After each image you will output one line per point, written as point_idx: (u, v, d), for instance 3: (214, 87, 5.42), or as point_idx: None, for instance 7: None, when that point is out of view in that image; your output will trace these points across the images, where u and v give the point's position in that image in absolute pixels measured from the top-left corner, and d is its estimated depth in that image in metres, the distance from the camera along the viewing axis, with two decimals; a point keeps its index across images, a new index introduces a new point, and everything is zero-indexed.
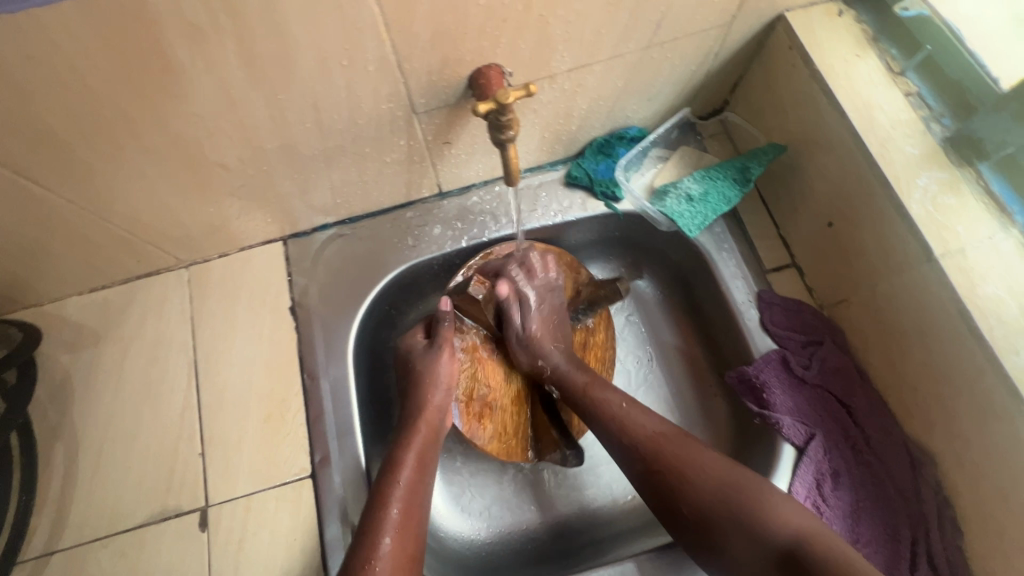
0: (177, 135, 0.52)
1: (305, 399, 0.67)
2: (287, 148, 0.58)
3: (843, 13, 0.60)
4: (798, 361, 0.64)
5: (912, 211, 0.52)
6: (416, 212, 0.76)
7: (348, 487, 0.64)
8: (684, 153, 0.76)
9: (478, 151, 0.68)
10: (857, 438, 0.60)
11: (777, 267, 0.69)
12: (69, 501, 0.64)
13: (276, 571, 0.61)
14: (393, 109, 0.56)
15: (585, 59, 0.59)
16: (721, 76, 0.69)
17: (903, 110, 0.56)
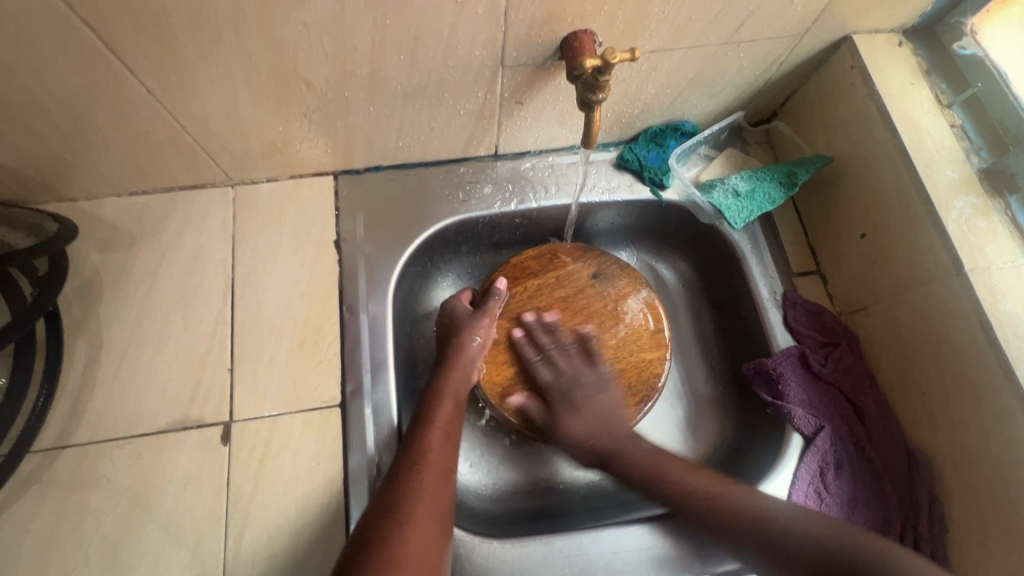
0: (279, 42, 0.52)
1: (342, 331, 0.68)
2: (374, 77, 0.59)
3: (901, 44, 0.66)
4: (815, 358, 0.68)
5: (948, 228, 0.57)
6: (469, 169, 0.77)
7: (376, 420, 0.65)
8: (730, 154, 0.80)
9: (544, 118, 0.71)
10: (861, 434, 0.65)
11: (804, 272, 0.74)
12: (86, 399, 0.63)
13: (295, 491, 0.61)
14: (485, 57, 0.58)
15: (670, 43, 0.62)
16: (779, 85, 0.73)
17: (948, 139, 0.61)
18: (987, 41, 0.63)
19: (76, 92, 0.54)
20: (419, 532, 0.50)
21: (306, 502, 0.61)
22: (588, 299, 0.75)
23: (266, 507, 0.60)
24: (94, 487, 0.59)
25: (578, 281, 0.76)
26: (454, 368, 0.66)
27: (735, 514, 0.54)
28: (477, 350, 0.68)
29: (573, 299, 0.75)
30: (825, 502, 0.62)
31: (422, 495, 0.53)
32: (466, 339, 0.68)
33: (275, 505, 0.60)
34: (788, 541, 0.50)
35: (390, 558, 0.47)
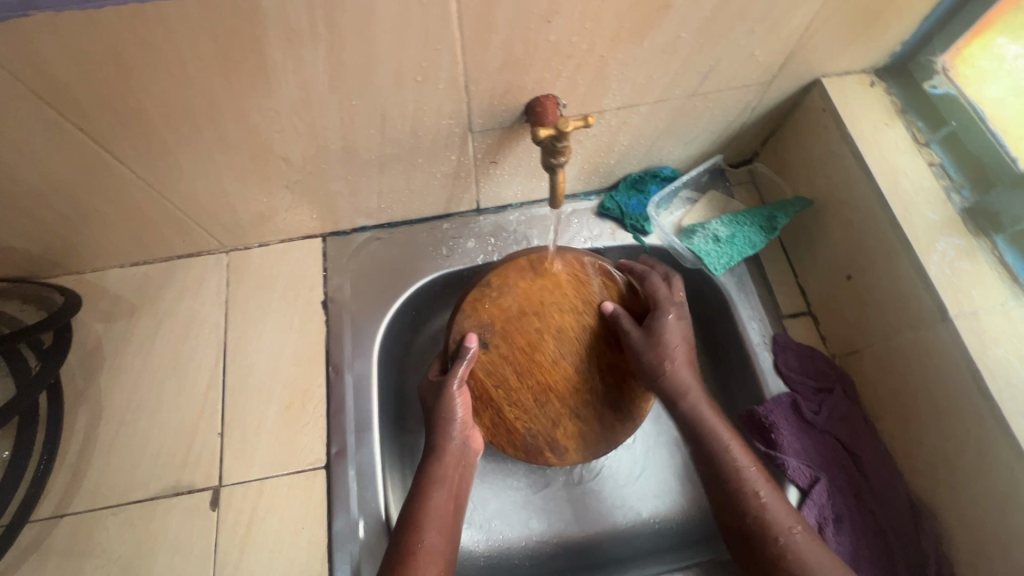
0: (253, 128, 0.55)
1: (328, 391, 0.69)
2: (348, 150, 0.61)
3: (874, 84, 0.65)
4: (808, 405, 0.66)
5: (930, 272, 0.56)
6: (453, 225, 0.79)
7: (360, 481, 0.65)
8: (713, 196, 0.79)
9: (520, 173, 0.72)
10: (861, 486, 0.62)
11: (794, 314, 0.72)
12: (86, 466, 0.65)
13: (281, 556, 0.61)
14: (452, 125, 0.60)
15: (635, 99, 0.63)
16: (756, 128, 0.73)
17: (926, 179, 0.60)
18: (1002, 52, 0.60)
19: (72, 181, 0.58)
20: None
21: (290, 566, 0.61)
22: (520, 321, 0.68)
23: (251, 573, 0.61)
24: (89, 555, 0.61)
25: (501, 325, 0.68)
26: (440, 465, 0.59)
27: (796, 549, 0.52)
28: (460, 449, 0.61)
29: (514, 355, 0.68)
30: None
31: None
32: (445, 442, 0.61)
33: (261, 571, 0.61)
34: None
35: None
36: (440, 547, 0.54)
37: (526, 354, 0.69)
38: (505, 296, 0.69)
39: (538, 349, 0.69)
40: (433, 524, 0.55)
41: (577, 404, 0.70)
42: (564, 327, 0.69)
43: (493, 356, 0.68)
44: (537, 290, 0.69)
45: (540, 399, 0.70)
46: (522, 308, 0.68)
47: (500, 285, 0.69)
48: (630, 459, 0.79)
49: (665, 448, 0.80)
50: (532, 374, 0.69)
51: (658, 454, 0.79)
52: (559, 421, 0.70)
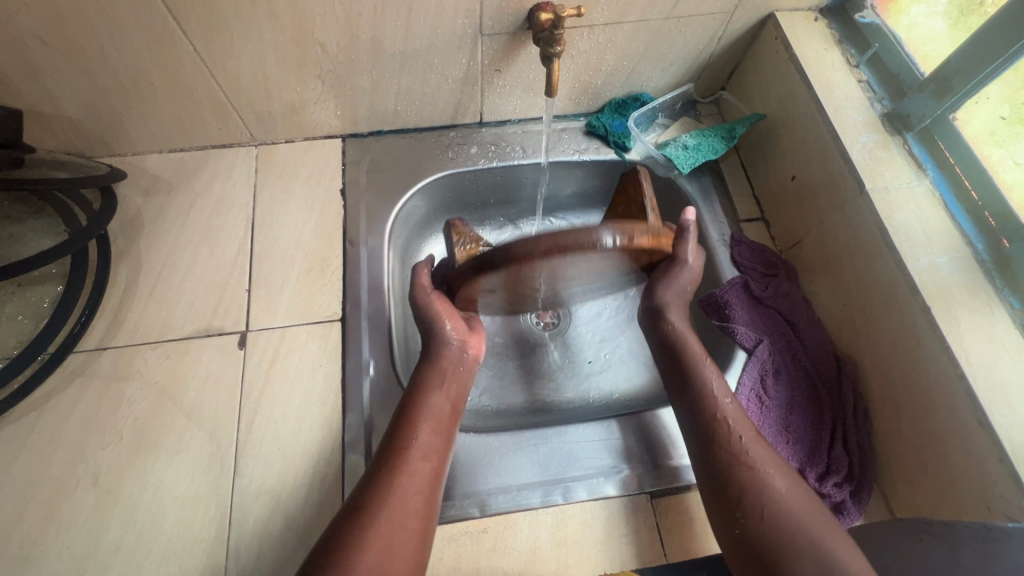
0: (300, 8, 0.66)
1: (345, 260, 0.79)
2: (376, 42, 0.72)
3: (817, 19, 0.79)
4: (757, 285, 0.78)
5: (854, 158, 0.68)
6: (458, 134, 0.90)
7: (372, 330, 0.74)
8: (684, 122, 0.92)
9: (520, 86, 0.84)
10: (797, 347, 0.74)
11: (750, 218, 0.85)
12: (125, 310, 0.74)
13: (300, 387, 0.70)
14: (466, 26, 0.72)
15: (619, 17, 0.75)
16: (722, 60, 0.86)
17: (855, 91, 0.73)
18: (910, 18, 0.73)
19: (137, 49, 0.68)
20: (390, 536, 0.54)
21: (309, 395, 0.70)
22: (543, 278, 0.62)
23: (274, 398, 0.69)
24: (129, 379, 0.70)
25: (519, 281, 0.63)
26: (437, 368, 0.68)
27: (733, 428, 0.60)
28: (458, 354, 0.70)
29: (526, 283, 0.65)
30: (765, 404, 0.71)
31: (392, 505, 0.55)
32: (442, 349, 0.69)
33: (282, 398, 0.70)
34: (775, 496, 0.55)
35: (357, 553, 0.51)
36: (431, 443, 0.62)
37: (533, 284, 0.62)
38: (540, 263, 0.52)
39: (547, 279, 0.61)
40: (426, 423, 0.62)
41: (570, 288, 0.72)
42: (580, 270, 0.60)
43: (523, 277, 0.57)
44: (566, 259, 0.53)
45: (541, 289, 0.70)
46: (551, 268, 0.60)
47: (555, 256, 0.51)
48: (601, 364, 0.89)
49: (634, 343, 0.91)
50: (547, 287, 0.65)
51: (628, 348, 0.90)
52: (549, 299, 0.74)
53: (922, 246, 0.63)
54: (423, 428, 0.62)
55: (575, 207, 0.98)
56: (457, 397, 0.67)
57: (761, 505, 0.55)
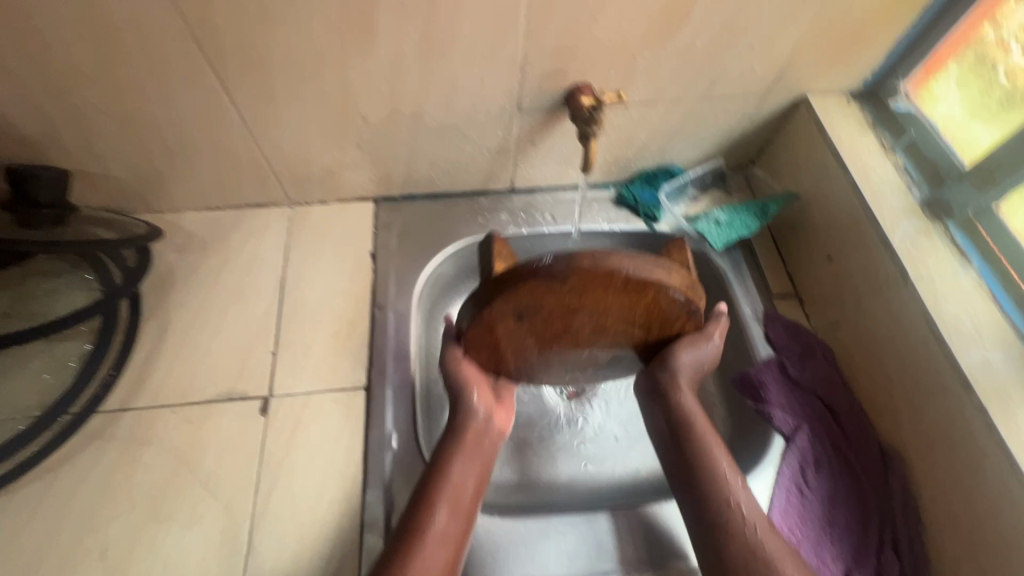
0: (347, 85, 0.68)
1: (372, 324, 0.78)
2: (417, 115, 0.74)
3: (850, 103, 0.80)
4: (793, 366, 0.76)
5: (895, 244, 0.67)
6: (489, 200, 0.91)
7: (396, 400, 0.73)
8: (714, 195, 0.92)
9: (553, 156, 0.85)
10: (838, 436, 0.71)
11: (783, 294, 0.84)
12: (150, 370, 0.73)
13: (320, 458, 0.68)
14: (505, 102, 0.73)
15: (654, 96, 0.76)
16: (753, 137, 0.87)
17: (892, 176, 0.73)
18: (941, 111, 0.75)
19: (187, 117, 0.70)
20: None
21: (329, 467, 0.68)
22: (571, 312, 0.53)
23: (293, 470, 0.67)
24: (148, 443, 0.68)
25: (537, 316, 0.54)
26: (460, 441, 0.63)
27: (732, 526, 0.57)
28: (483, 427, 0.65)
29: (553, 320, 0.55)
30: (807, 497, 0.67)
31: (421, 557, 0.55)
32: (467, 418, 0.64)
33: (302, 469, 0.67)
34: None
35: None
36: (449, 528, 0.57)
37: (556, 336, 0.58)
38: (513, 299, 0.51)
39: (572, 332, 0.57)
40: (444, 504, 0.58)
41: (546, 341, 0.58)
42: (607, 326, 0.57)
43: (519, 328, 0.56)
44: (609, 301, 0.52)
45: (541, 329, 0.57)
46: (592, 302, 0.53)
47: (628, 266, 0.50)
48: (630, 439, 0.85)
49: None
50: (550, 343, 0.60)
51: None
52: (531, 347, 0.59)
53: (972, 340, 0.61)
54: (439, 510, 0.58)
55: None
56: (480, 468, 0.63)
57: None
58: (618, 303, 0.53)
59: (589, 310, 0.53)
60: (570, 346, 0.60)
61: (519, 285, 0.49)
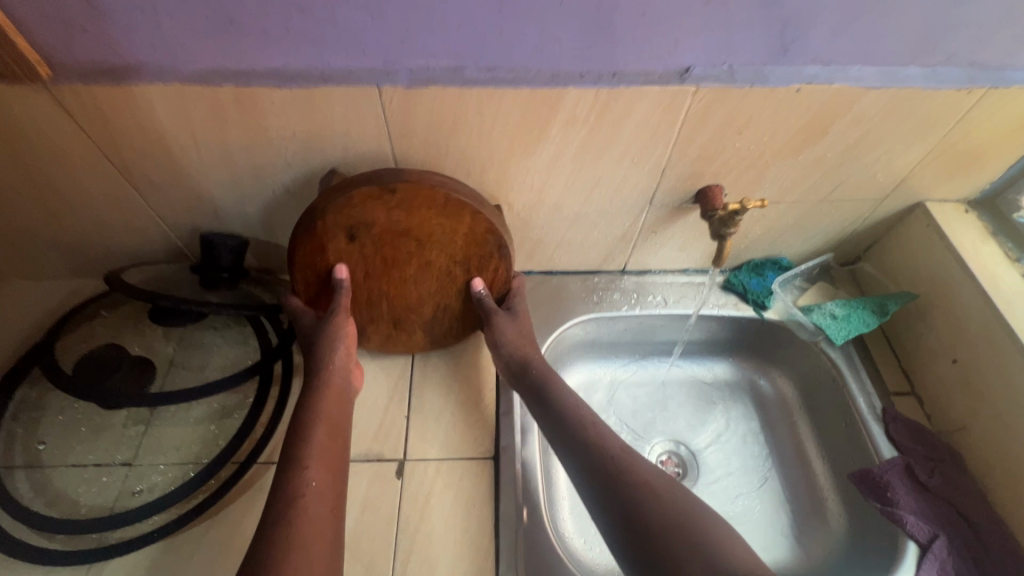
0: (505, 180, 0.76)
1: (498, 396, 0.82)
2: (557, 206, 0.81)
3: (967, 211, 0.83)
4: (922, 470, 0.75)
5: None
6: (602, 279, 0.96)
7: (525, 474, 0.75)
8: (821, 286, 0.95)
9: (670, 245, 0.90)
10: (979, 549, 0.69)
11: (899, 391, 0.84)
12: None
13: (454, 527, 0.70)
14: (640, 198, 0.80)
15: (778, 198, 0.81)
16: (863, 236, 0.91)
17: (1020, 286, 0.75)
18: None
19: None
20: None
21: (462, 539, 0.70)
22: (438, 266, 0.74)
23: (428, 539, 0.69)
24: None
25: (410, 266, 0.73)
26: (324, 397, 0.66)
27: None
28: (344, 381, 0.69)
29: (375, 261, 0.71)
30: None
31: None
32: (330, 373, 0.68)
33: (437, 537, 0.70)
34: None
35: None
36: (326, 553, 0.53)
37: (387, 268, 0.73)
38: (350, 210, 0.66)
39: (399, 267, 0.73)
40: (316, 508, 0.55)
41: (369, 295, 0.75)
42: (432, 261, 0.73)
43: (354, 250, 0.70)
44: (433, 220, 0.68)
45: (372, 268, 0.72)
46: (439, 239, 0.70)
47: (451, 209, 0.67)
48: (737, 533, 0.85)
49: (774, 509, 0.87)
50: (379, 279, 0.74)
51: (769, 512, 0.86)
52: (376, 315, 0.78)
53: None
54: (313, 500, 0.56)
55: (704, 350, 1.00)
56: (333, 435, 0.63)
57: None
58: (440, 225, 0.69)
59: (415, 234, 0.69)
60: (398, 283, 0.75)
61: (354, 194, 0.64)
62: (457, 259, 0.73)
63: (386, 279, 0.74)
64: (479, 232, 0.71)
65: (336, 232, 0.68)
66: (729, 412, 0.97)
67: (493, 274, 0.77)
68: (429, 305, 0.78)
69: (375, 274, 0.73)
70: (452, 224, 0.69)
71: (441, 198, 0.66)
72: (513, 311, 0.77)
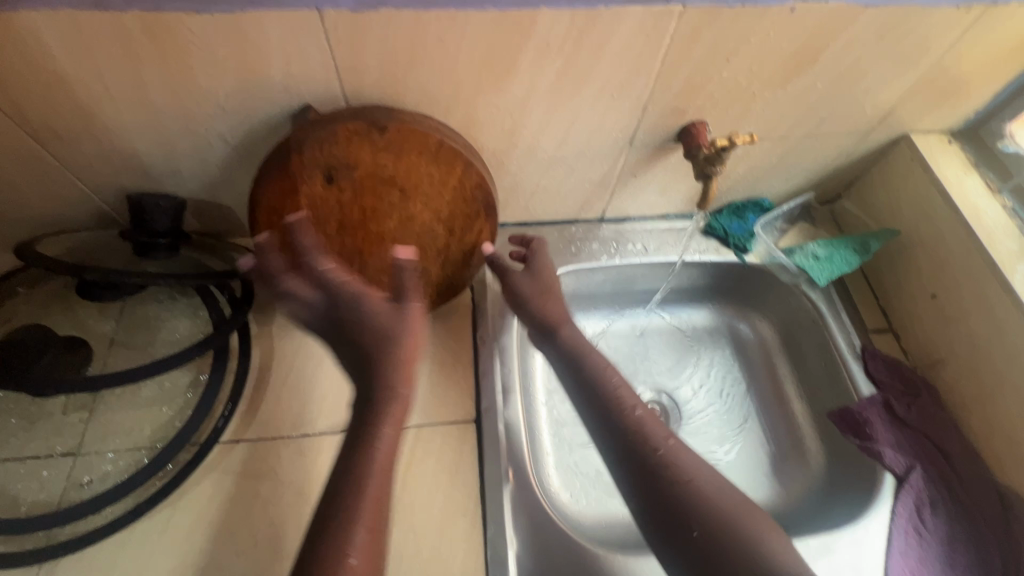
0: (472, 121, 0.68)
1: (476, 356, 0.78)
2: (531, 149, 0.74)
3: (951, 142, 0.81)
4: (900, 405, 0.76)
5: (1015, 287, 0.68)
6: (580, 229, 0.91)
7: (508, 435, 0.72)
8: (802, 227, 0.93)
9: (650, 188, 0.85)
10: (952, 477, 0.71)
11: (878, 329, 0.84)
12: (260, 400, 0.72)
13: (439, 493, 0.68)
14: (619, 138, 0.74)
15: (762, 134, 0.77)
16: (845, 172, 0.88)
17: (1001, 218, 0.74)
18: None
19: None
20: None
21: (447, 505, 0.67)
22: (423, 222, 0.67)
23: (411, 508, 0.67)
24: (265, 478, 0.67)
25: (392, 220, 0.66)
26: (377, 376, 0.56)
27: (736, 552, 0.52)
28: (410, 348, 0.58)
29: (352, 210, 0.63)
30: (924, 539, 0.67)
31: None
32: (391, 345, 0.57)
33: (420, 505, 0.67)
34: None
35: None
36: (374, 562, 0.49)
37: (363, 220, 0.65)
38: (332, 147, 0.57)
39: (379, 219, 0.65)
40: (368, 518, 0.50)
41: (341, 247, 0.67)
42: (415, 217, 0.66)
43: (329, 195, 0.62)
44: (423, 169, 0.62)
45: (347, 218, 0.64)
46: (426, 192, 0.64)
47: (442, 156, 0.61)
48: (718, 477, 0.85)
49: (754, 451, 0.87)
50: (354, 231, 0.66)
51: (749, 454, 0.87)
52: (347, 273, 0.70)
53: None
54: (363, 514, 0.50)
55: (684, 299, 0.98)
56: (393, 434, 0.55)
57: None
58: (430, 175, 0.63)
59: (400, 182, 0.62)
60: (375, 239, 0.67)
61: (339, 129, 0.56)
62: (442, 217, 0.67)
63: (362, 233, 0.66)
64: (468, 187, 0.65)
65: (313, 175, 0.59)
66: (709, 358, 0.96)
67: (476, 237, 0.71)
68: None
69: (351, 224, 0.65)
70: (440, 176, 0.63)
71: (432, 140, 0.60)
72: (532, 270, 0.73)
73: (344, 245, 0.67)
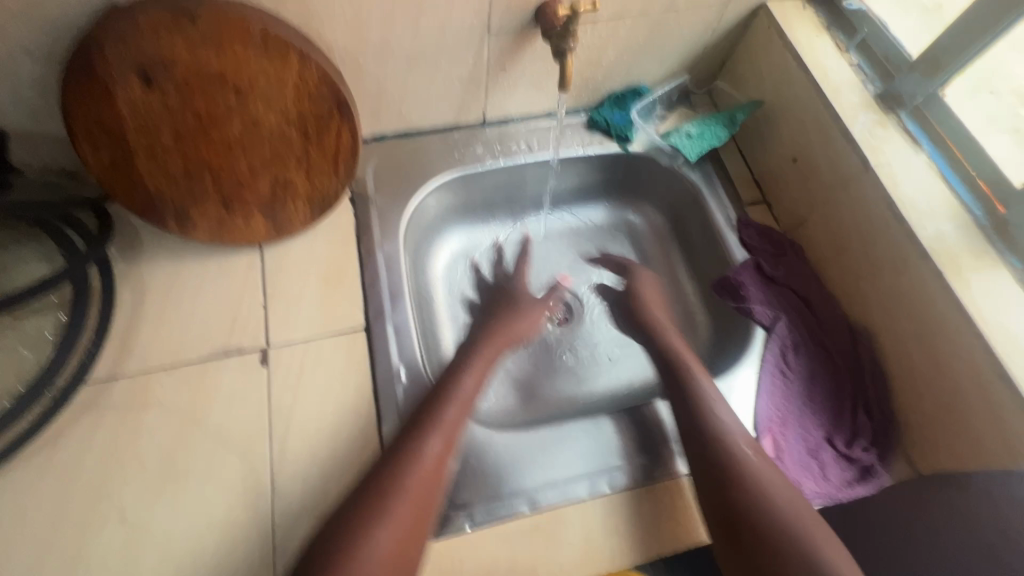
0: (308, 12, 0.64)
1: (361, 268, 0.77)
2: (384, 44, 0.71)
3: (805, 7, 0.82)
4: (768, 265, 0.81)
5: (856, 136, 0.72)
6: (463, 134, 0.89)
7: (398, 337, 0.73)
8: (681, 112, 0.94)
9: (523, 83, 0.84)
10: (813, 322, 0.77)
11: (752, 201, 0.88)
12: (134, 335, 0.70)
13: (331, 399, 0.68)
14: (474, 24, 0.72)
15: (621, 10, 0.76)
16: (716, 51, 0.89)
17: (848, 75, 0.77)
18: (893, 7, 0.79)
19: None
20: (394, 534, 0.54)
21: (340, 409, 0.68)
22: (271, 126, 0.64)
23: (303, 417, 0.67)
24: (148, 408, 0.66)
25: (234, 127, 0.63)
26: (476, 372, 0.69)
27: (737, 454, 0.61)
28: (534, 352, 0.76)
29: (183, 115, 0.60)
30: (788, 378, 0.73)
31: (410, 494, 0.57)
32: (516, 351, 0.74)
33: (313, 413, 0.67)
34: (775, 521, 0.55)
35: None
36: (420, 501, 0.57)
37: (202, 127, 0.62)
38: (140, 41, 0.53)
39: (220, 126, 0.62)
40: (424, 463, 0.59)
41: (185, 160, 0.64)
42: (260, 120, 0.63)
43: (153, 101, 0.58)
44: (252, 63, 0.58)
45: (182, 127, 0.61)
46: (263, 90, 0.60)
47: (268, 45, 0.57)
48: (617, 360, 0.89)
49: None
50: (195, 140, 0.62)
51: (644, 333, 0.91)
52: (200, 190, 0.67)
53: (926, 216, 0.67)
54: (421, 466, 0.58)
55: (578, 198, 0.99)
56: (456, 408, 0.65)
57: (696, 519, 0.65)
58: (262, 70, 0.59)
59: (231, 80, 0.59)
60: (220, 149, 0.64)
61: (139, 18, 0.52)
62: (290, 119, 0.64)
63: (205, 143, 0.63)
64: (309, 83, 0.62)
65: (127, 76, 0.55)
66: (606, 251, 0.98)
67: (336, 140, 0.68)
68: (266, 180, 0.69)
69: (188, 133, 0.61)
70: (275, 70, 0.59)
71: (252, 30, 0.56)
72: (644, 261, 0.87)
73: (189, 159, 0.64)
